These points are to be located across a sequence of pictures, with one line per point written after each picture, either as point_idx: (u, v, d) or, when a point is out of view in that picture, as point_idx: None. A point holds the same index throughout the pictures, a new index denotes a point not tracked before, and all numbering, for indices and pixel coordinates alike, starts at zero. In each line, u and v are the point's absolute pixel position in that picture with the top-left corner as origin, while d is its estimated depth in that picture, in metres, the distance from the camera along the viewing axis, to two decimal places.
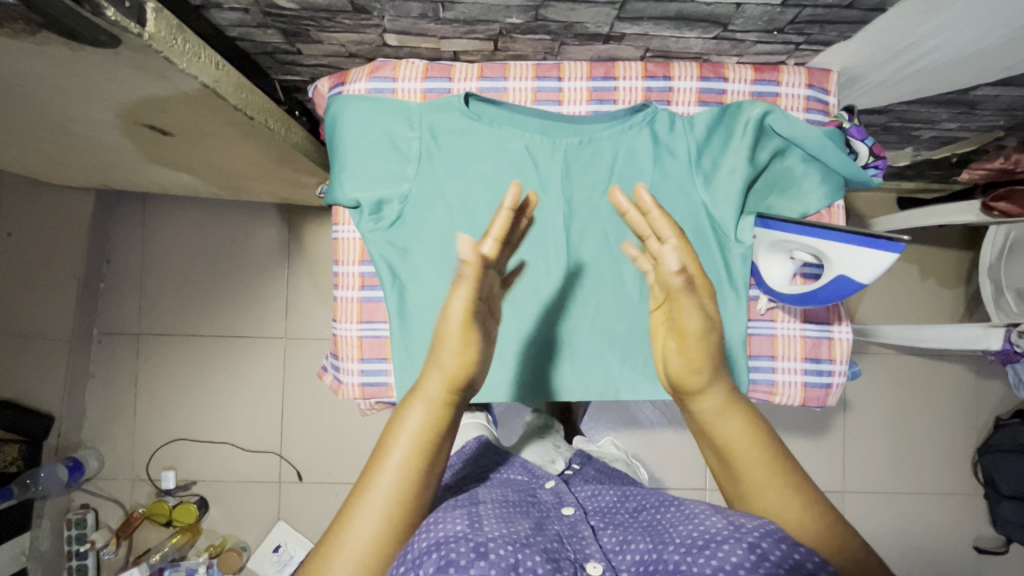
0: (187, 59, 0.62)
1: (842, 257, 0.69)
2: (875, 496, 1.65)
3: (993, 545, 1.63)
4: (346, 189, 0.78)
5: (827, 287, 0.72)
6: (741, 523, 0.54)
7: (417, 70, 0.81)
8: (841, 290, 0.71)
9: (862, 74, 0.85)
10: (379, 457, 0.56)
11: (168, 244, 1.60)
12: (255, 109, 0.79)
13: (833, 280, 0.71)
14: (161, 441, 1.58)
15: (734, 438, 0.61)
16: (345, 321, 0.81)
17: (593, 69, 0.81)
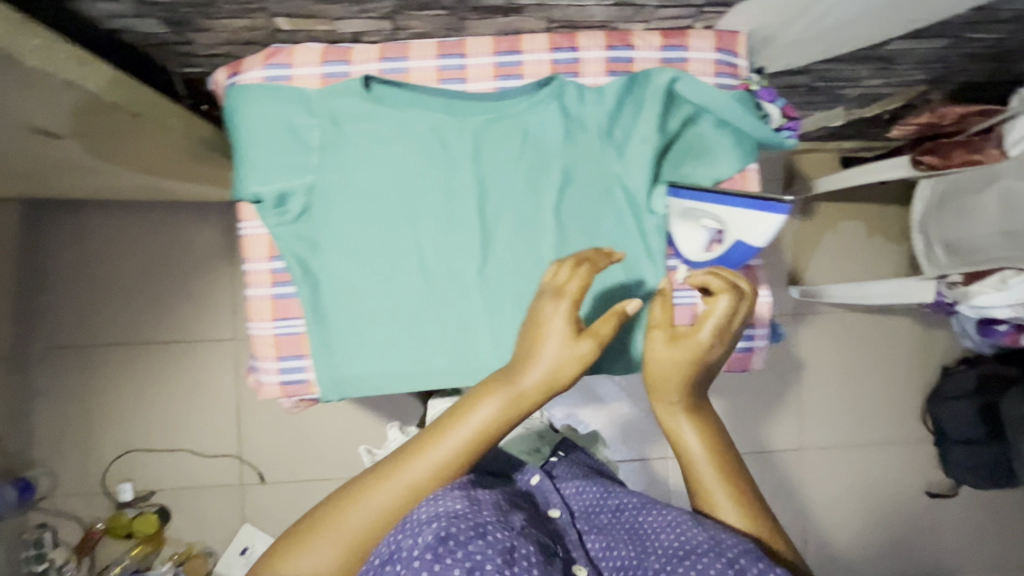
0: (36, 56, 0.59)
1: (745, 222, 0.74)
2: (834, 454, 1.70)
3: (944, 489, 1.70)
4: (248, 183, 0.76)
5: (731, 251, 0.76)
6: (721, 538, 0.57)
7: (314, 55, 0.78)
8: (745, 254, 0.76)
9: (774, 35, 0.84)
10: (418, 447, 0.62)
11: (104, 251, 1.53)
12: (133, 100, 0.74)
13: (736, 245, 0.76)
14: (114, 454, 1.54)
15: (691, 447, 0.67)
16: (259, 319, 0.79)
17: (498, 44, 0.79)
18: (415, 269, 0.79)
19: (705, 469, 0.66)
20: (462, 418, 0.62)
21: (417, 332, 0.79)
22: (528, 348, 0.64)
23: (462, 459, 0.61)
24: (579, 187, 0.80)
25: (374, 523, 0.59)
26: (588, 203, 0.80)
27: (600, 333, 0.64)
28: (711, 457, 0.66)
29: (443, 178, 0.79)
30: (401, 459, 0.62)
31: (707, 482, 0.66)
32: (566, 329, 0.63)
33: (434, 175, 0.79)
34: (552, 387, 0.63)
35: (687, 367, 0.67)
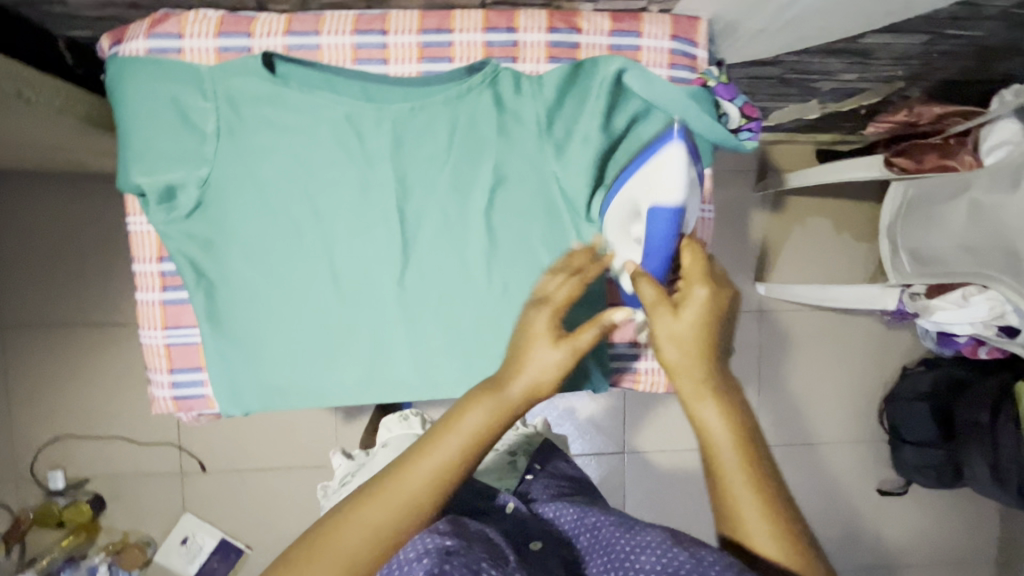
0: None
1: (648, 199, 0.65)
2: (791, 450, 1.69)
3: (894, 487, 1.72)
4: (129, 173, 0.67)
5: (647, 242, 0.66)
6: (702, 555, 0.50)
7: (210, 24, 0.68)
8: (666, 237, 0.65)
9: (738, 21, 0.75)
10: (421, 447, 0.53)
11: (20, 225, 1.40)
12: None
13: (649, 224, 0.65)
14: (42, 441, 1.46)
15: (721, 454, 0.57)
16: (149, 327, 0.72)
17: (425, 20, 0.69)
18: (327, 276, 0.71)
19: (739, 491, 0.55)
20: (453, 424, 0.54)
21: (327, 344, 0.72)
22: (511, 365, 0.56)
23: (455, 469, 0.53)
24: (512, 189, 0.72)
25: (371, 553, 0.50)
26: (522, 207, 0.73)
27: (580, 342, 0.56)
28: (748, 476, 0.56)
29: (358, 174, 0.70)
30: (401, 464, 0.53)
31: (739, 508, 0.55)
32: (548, 351, 0.56)
33: (347, 170, 0.70)
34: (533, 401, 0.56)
35: (706, 366, 0.58)
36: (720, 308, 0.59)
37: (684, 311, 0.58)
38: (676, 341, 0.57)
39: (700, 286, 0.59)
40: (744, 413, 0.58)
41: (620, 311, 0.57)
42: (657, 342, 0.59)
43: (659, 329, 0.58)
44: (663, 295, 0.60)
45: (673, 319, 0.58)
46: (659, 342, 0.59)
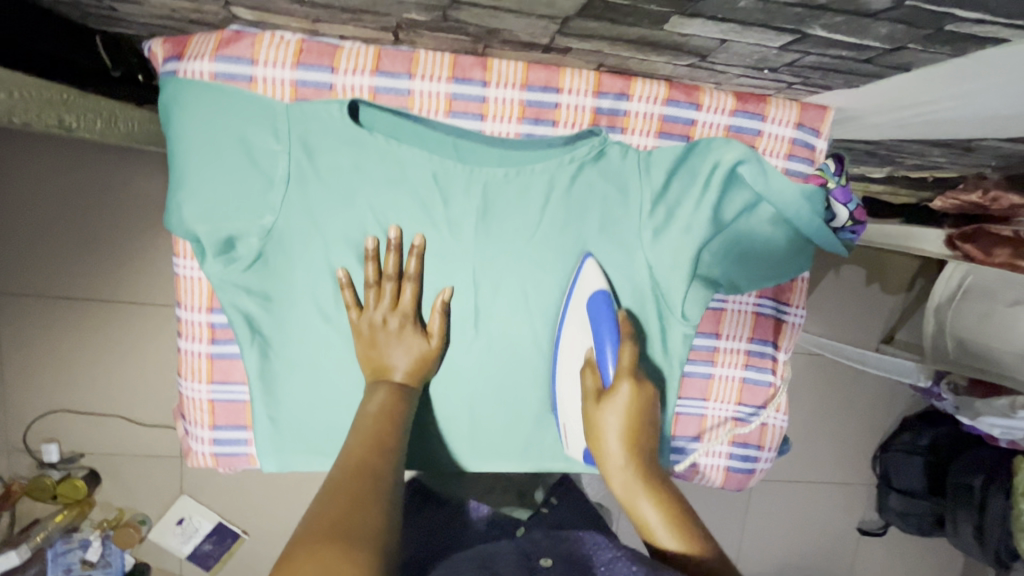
0: None
1: (588, 306, 0.63)
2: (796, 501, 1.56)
3: (873, 526, 1.59)
4: (185, 218, 0.59)
5: (595, 340, 0.61)
6: None
7: (286, 51, 0.58)
8: (607, 336, 0.60)
9: (860, 115, 0.68)
10: (345, 461, 0.51)
11: (22, 186, 1.30)
12: None
13: (594, 326, 0.61)
14: (38, 412, 1.40)
15: (613, 470, 0.57)
16: (191, 380, 0.66)
17: (531, 73, 0.61)
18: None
19: (671, 557, 0.52)
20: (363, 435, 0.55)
21: None
22: (376, 349, 0.61)
23: (370, 478, 0.49)
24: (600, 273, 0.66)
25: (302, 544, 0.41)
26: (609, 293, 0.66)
27: (432, 329, 0.64)
28: (677, 541, 0.53)
29: (439, 239, 0.64)
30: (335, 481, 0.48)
31: (645, 521, 0.54)
32: (413, 339, 0.62)
33: (428, 232, 0.64)
34: (418, 371, 0.62)
35: (637, 460, 0.56)
36: (646, 408, 0.58)
37: (609, 404, 0.57)
38: (616, 435, 0.57)
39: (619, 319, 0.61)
40: (671, 487, 0.56)
41: (447, 291, 0.64)
42: (591, 439, 0.58)
43: (596, 424, 0.57)
44: (598, 390, 0.59)
45: (597, 409, 0.58)
46: (592, 443, 0.58)
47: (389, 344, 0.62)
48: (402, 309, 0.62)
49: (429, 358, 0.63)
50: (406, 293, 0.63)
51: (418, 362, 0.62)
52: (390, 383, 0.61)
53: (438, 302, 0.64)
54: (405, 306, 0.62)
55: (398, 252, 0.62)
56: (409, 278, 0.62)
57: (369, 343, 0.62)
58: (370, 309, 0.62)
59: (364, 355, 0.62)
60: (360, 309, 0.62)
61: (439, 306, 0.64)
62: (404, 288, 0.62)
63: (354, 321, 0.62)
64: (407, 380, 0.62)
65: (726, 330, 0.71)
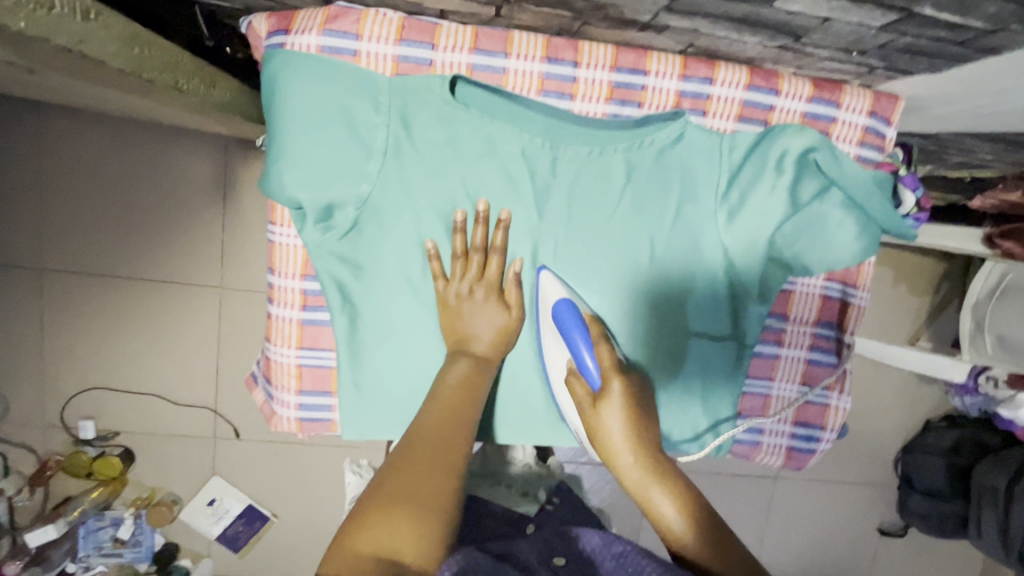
0: (30, 15, 0.38)
1: (553, 307, 0.63)
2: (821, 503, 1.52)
3: (894, 527, 1.59)
4: (287, 186, 0.61)
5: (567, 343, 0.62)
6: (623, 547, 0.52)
7: (391, 27, 0.61)
8: (579, 334, 0.61)
9: (929, 105, 0.70)
10: (414, 429, 0.56)
11: (74, 165, 1.32)
12: (141, 58, 0.51)
13: (561, 324, 0.62)
14: (77, 388, 1.41)
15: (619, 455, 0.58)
16: (280, 345, 0.68)
17: (620, 56, 0.63)
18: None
19: (619, 449, 0.58)
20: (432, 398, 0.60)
21: None
22: (459, 320, 0.65)
23: (437, 450, 0.54)
24: (673, 251, 0.68)
25: (361, 513, 0.47)
26: (684, 271, 0.69)
27: (510, 296, 0.66)
28: (633, 443, 0.58)
29: (524, 213, 0.66)
30: (406, 449, 0.54)
31: (659, 510, 0.54)
32: (494, 310, 0.65)
33: (513, 207, 0.66)
34: (498, 342, 0.65)
35: (631, 408, 0.59)
36: (626, 373, 0.62)
37: (603, 402, 0.59)
38: (617, 428, 0.58)
39: (603, 343, 0.62)
40: (649, 421, 0.60)
41: (519, 263, 0.66)
42: (591, 438, 0.60)
43: (596, 423, 0.59)
44: (590, 393, 0.60)
45: (595, 411, 0.59)
46: (593, 440, 0.60)
47: (470, 314, 0.65)
48: (488, 280, 0.65)
49: (509, 328, 0.66)
50: (485, 264, 0.66)
51: (500, 333, 0.65)
52: (471, 355, 0.63)
53: (513, 278, 0.66)
54: (490, 277, 0.65)
55: (486, 225, 0.65)
56: (495, 251, 0.65)
57: (452, 313, 0.65)
58: (456, 280, 0.65)
59: (445, 325, 0.65)
60: (446, 280, 0.65)
61: (512, 277, 0.66)
62: (488, 261, 0.65)
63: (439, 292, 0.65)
64: (488, 351, 0.64)
65: (794, 312, 0.73)
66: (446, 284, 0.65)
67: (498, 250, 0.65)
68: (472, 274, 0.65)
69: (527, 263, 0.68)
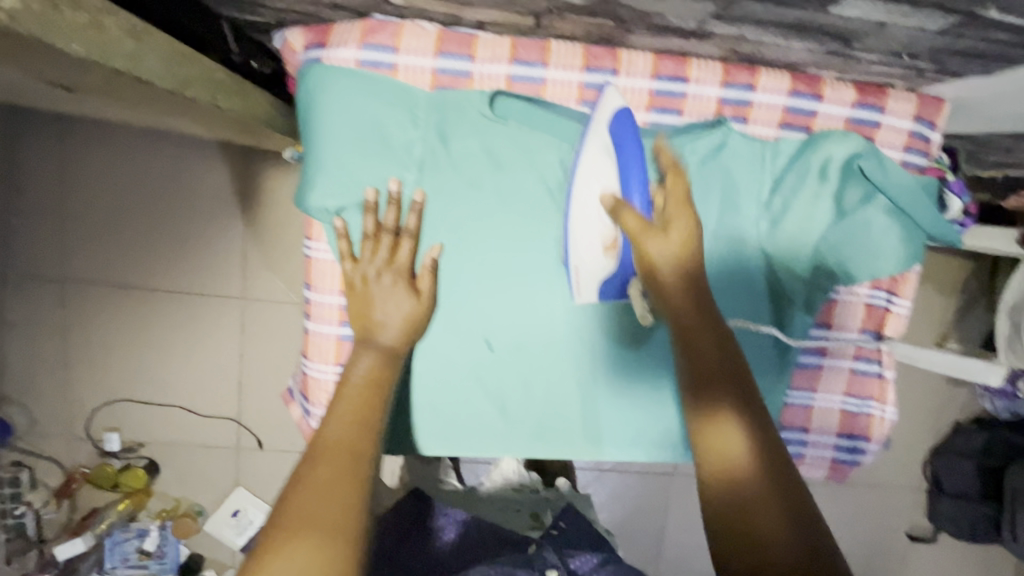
0: (86, 39, 0.37)
1: (609, 124, 0.55)
2: (865, 513, 1.43)
3: (925, 533, 1.45)
4: (323, 196, 0.61)
5: (620, 168, 0.54)
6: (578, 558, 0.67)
7: (428, 40, 0.61)
8: (637, 163, 0.53)
9: (976, 107, 0.68)
10: (324, 429, 0.52)
11: (96, 176, 1.30)
12: (185, 76, 0.51)
13: (618, 149, 0.54)
14: (99, 401, 1.39)
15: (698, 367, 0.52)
16: (319, 361, 0.68)
17: (660, 64, 0.63)
18: (495, 333, 0.67)
19: (694, 363, 0.53)
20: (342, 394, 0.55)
21: (497, 395, 0.69)
22: (369, 308, 0.61)
23: (344, 455, 0.49)
24: (714, 260, 0.67)
25: (273, 533, 0.44)
26: (724, 281, 0.68)
27: (420, 284, 0.62)
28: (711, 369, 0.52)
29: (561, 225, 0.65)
30: (313, 455, 0.49)
31: (721, 440, 0.49)
32: (406, 297, 0.61)
33: (550, 218, 0.65)
34: (408, 332, 0.61)
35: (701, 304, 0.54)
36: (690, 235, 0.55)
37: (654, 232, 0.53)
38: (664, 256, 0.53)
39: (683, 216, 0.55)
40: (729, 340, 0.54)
41: (434, 249, 0.63)
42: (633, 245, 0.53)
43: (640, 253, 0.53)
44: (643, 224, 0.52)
45: (646, 235, 0.52)
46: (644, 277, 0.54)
47: (379, 300, 0.61)
48: (397, 265, 0.62)
49: (421, 319, 0.62)
50: (398, 248, 0.62)
51: (409, 324, 0.61)
52: (376, 346, 0.59)
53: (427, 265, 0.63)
54: (400, 262, 0.62)
55: (399, 207, 0.62)
56: (405, 234, 0.62)
57: (361, 297, 0.61)
58: (364, 262, 0.61)
59: (353, 311, 0.62)
60: (354, 261, 0.62)
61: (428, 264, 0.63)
62: (399, 244, 0.62)
63: (347, 274, 0.62)
64: (395, 341, 0.60)
65: (838, 322, 0.72)
66: (356, 268, 0.62)
67: (409, 234, 0.62)
68: (382, 257, 0.62)
69: (476, 259, 0.65)
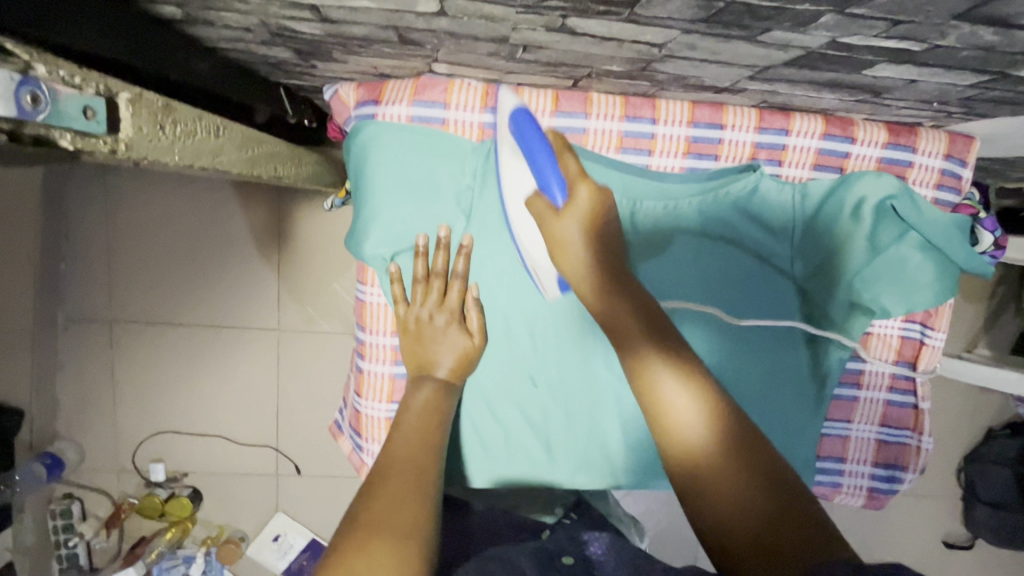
0: (181, 147, 0.41)
1: (510, 122, 0.58)
2: (899, 523, 1.42)
3: (960, 540, 1.44)
4: (376, 243, 0.65)
5: (529, 162, 0.58)
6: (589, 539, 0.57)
7: (476, 95, 0.63)
8: (540, 151, 0.56)
9: (1003, 140, 0.70)
10: (385, 451, 0.56)
11: (137, 219, 1.36)
12: (249, 157, 0.55)
13: (520, 139, 0.57)
14: (144, 434, 1.43)
15: (673, 413, 0.47)
16: (372, 399, 0.71)
17: (697, 111, 0.65)
18: (540, 371, 0.70)
19: (691, 427, 0.46)
20: (400, 422, 0.60)
21: (542, 433, 0.71)
22: (422, 346, 0.65)
23: (410, 473, 0.53)
24: (749, 295, 0.69)
25: (343, 536, 0.46)
26: (760, 315, 0.69)
27: (469, 324, 0.66)
28: (711, 431, 0.46)
29: None
30: (381, 474, 0.53)
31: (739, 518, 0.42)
32: (457, 334, 0.65)
33: None
34: (458, 373, 0.65)
35: (696, 379, 0.49)
36: (604, 208, 0.58)
37: (569, 214, 0.56)
38: (578, 240, 0.56)
39: (584, 186, 0.57)
40: (716, 386, 0.49)
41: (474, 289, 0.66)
42: (554, 255, 0.58)
43: (557, 235, 0.56)
44: (552, 208, 0.57)
45: (556, 221, 0.56)
46: (558, 254, 0.57)
47: (432, 340, 0.65)
48: (449, 306, 0.65)
49: (472, 356, 0.66)
50: (447, 290, 0.65)
51: (461, 360, 0.65)
52: (434, 380, 0.63)
53: (473, 306, 0.66)
54: (451, 304, 0.65)
55: (447, 251, 0.65)
56: (456, 277, 0.65)
57: (414, 335, 0.65)
58: (416, 304, 0.65)
59: (407, 350, 0.65)
60: (407, 304, 0.66)
61: (474, 303, 0.66)
62: (448, 287, 0.65)
63: (400, 315, 0.66)
64: (449, 377, 0.64)
65: (872, 353, 0.73)
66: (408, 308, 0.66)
67: (458, 277, 0.65)
68: (430, 299, 0.65)
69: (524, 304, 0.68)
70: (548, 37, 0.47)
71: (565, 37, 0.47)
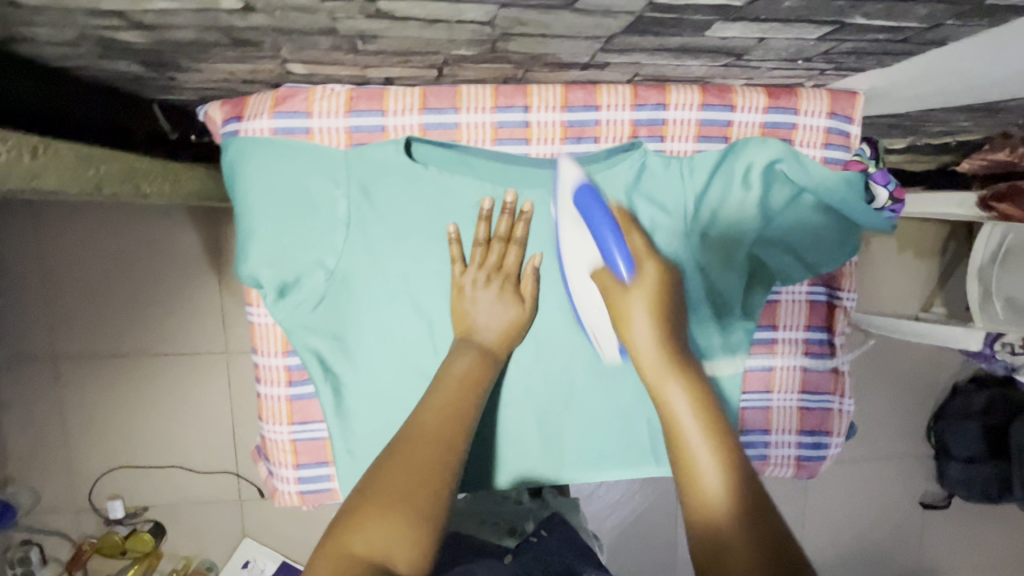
0: None
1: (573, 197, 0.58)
2: (870, 489, 1.41)
3: (937, 499, 1.43)
4: (252, 263, 0.62)
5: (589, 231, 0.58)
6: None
7: (339, 100, 0.62)
8: (608, 230, 0.56)
9: (891, 92, 0.69)
10: (403, 450, 0.52)
11: (69, 253, 1.33)
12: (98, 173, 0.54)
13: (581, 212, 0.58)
14: (99, 471, 1.40)
15: (700, 471, 0.50)
16: (274, 423, 0.69)
17: (569, 95, 0.64)
18: None
19: (709, 477, 0.49)
20: (423, 416, 0.55)
21: None
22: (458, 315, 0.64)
23: (424, 486, 0.49)
24: None
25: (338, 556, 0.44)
26: None
27: (525, 289, 0.65)
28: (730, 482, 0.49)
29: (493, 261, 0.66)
30: (390, 475, 0.49)
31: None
32: (506, 299, 0.64)
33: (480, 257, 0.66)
34: (508, 335, 0.64)
35: (722, 440, 0.51)
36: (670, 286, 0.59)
37: (637, 287, 0.57)
38: (643, 319, 0.56)
39: (651, 264, 0.58)
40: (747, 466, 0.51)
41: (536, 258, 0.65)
42: (619, 327, 0.58)
43: (622, 309, 0.57)
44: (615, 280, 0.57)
45: (626, 296, 0.57)
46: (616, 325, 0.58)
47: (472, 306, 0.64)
48: (506, 271, 0.65)
49: (519, 324, 0.65)
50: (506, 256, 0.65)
51: (510, 325, 0.64)
52: (476, 349, 0.62)
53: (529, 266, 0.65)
54: (508, 268, 0.65)
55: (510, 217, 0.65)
56: (515, 243, 0.65)
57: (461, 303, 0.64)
58: (473, 267, 0.64)
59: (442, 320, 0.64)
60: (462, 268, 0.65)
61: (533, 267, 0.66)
62: (506, 250, 0.65)
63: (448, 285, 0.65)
64: (495, 342, 0.63)
65: (783, 321, 0.72)
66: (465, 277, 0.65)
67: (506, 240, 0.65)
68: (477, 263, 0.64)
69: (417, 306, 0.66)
70: (373, 24, 0.46)
71: (389, 22, 0.45)
